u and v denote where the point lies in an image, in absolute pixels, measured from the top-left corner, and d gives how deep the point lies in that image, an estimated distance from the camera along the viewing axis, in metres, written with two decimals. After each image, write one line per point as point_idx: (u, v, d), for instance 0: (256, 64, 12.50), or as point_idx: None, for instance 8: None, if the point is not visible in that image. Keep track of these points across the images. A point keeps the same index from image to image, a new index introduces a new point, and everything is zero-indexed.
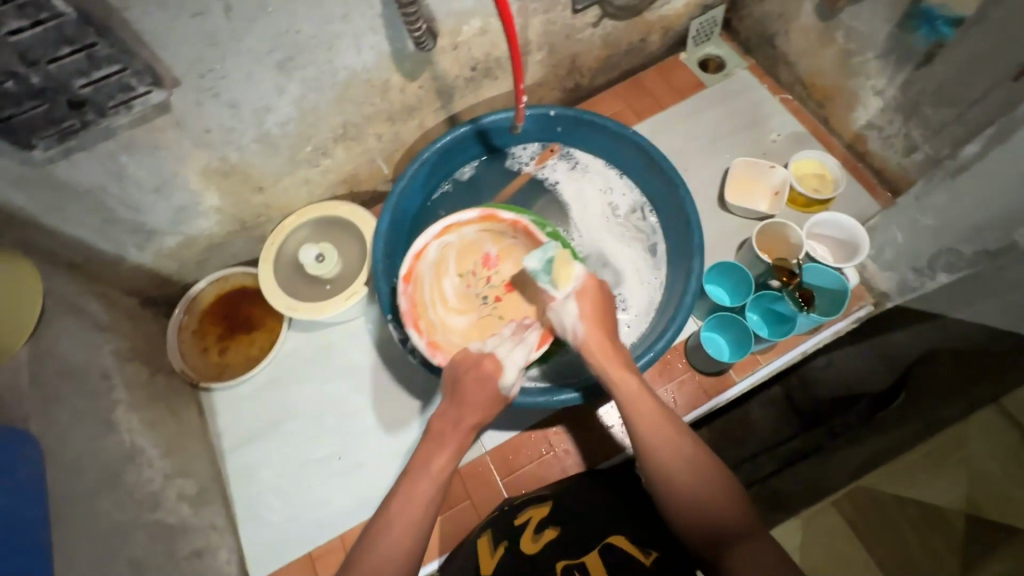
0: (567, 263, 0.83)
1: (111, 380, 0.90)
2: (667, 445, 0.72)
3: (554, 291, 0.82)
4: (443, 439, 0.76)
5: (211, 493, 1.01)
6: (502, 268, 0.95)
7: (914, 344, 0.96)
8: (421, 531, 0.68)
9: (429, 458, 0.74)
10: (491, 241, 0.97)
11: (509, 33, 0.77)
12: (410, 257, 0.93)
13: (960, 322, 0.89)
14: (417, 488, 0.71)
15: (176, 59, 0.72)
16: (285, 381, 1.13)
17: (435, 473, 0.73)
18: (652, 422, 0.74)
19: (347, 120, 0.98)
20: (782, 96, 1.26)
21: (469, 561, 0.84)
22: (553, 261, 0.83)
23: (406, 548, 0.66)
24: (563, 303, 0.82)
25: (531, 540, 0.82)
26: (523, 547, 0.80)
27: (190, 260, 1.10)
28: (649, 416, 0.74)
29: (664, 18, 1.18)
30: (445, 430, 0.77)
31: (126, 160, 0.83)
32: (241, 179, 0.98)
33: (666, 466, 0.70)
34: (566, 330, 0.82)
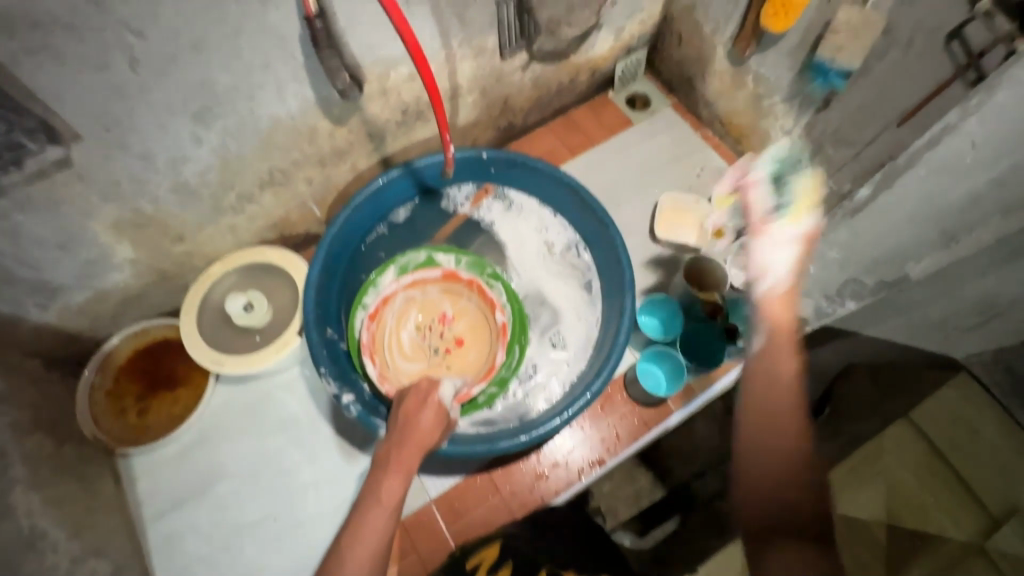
0: (805, 210, 0.81)
1: (7, 456, 0.82)
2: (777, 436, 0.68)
3: (778, 229, 0.80)
4: (388, 464, 0.73)
5: (129, 570, 0.92)
6: (457, 325, 0.99)
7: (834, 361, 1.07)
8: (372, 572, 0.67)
9: (376, 485, 0.72)
10: (450, 302, 1.01)
11: (430, 88, 0.78)
12: (378, 300, 0.98)
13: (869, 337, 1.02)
14: (368, 511, 0.69)
15: (77, 113, 0.68)
16: (212, 440, 1.06)
17: (383, 505, 0.70)
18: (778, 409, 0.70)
19: (273, 166, 0.95)
20: (704, 133, 1.34)
21: None
22: (799, 206, 0.83)
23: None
24: (775, 244, 0.79)
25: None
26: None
27: (103, 316, 1.02)
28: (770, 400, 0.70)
29: (591, 60, 1.23)
30: (391, 454, 0.74)
31: (23, 218, 0.76)
32: (158, 230, 0.93)
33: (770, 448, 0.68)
34: (763, 276, 0.80)
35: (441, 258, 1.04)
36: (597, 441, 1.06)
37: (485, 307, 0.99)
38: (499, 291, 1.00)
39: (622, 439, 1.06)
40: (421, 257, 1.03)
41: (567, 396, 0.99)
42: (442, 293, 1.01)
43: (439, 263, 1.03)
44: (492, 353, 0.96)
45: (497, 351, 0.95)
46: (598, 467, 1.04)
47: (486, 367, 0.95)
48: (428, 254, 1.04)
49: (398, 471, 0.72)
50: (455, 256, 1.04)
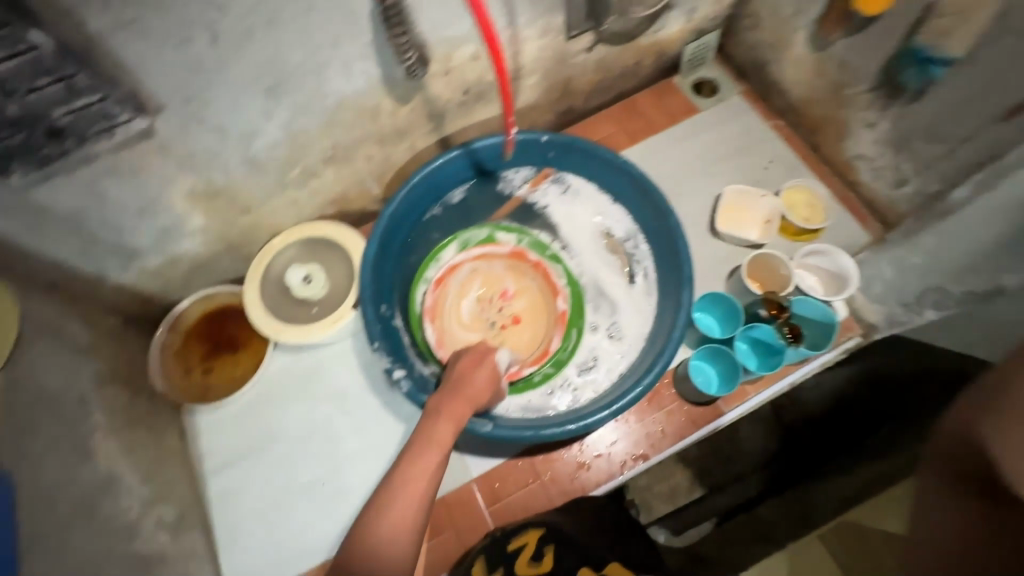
0: None
1: (89, 405, 0.89)
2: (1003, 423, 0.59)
3: None
4: (439, 411, 0.76)
5: (191, 518, 0.99)
6: (516, 303, 1.03)
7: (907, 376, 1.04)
8: (415, 522, 0.67)
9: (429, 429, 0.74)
10: (512, 279, 1.05)
11: (499, 70, 0.78)
12: (443, 267, 1.03)
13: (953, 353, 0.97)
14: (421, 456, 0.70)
15: (161, 86, 0.71)
16: (268, 404, 1.11)
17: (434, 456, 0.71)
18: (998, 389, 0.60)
19: (336, 143, 0.97)
20: (774, 123, 1.26)
21: None
22: None
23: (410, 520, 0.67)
24: None
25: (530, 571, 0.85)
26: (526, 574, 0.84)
27: (174, 280, 1.08)
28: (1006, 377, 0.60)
29: (659, 42, 1.18)
30: (443, 402, 0.77)
31: (110, 184, 0.81)
32: (228, 201, 0.97)
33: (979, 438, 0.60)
34: None
35: (503, 237, 1.07)
36: (643, 436, 1.04)
37: (547, 291, 1.03)
38: (561, 271, 1.02)
39: (667, 437, 1.04)
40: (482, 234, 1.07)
41: (615, 391, 0.98)
42: (506, 269, 1.05)
43: (500, 241, 1.07)
44: (546, 338, 1.00)
45: (552, 337, 0.99)
46: (640, 463, 1.03)
47: (539, 350, 0.98)
48: (490, 232, 1.08)
49: (450, 418, 0.75)
50: (516, 235, 1.07)
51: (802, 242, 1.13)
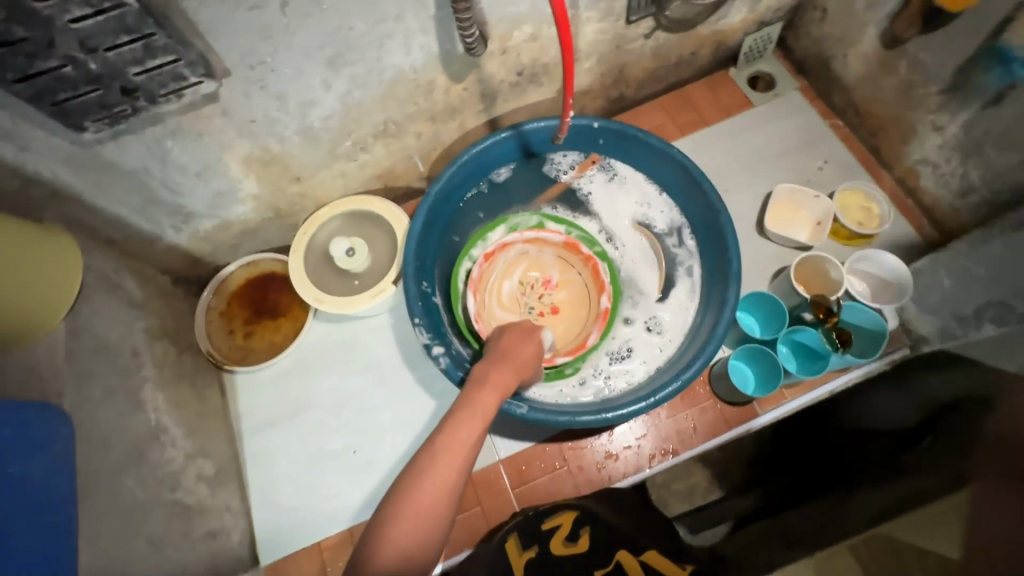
0: None
1: (141, 358, 0.93)
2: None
3: None
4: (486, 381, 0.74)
5: (227, 474, 1.03)
6: (558, 294, 1.04)
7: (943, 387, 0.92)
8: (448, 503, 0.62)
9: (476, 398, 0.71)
10: (558, 270, 1.05)
11: (566, 59, 0.78)
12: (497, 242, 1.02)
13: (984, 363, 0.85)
14: (466, 423, 0.67)
15: (229, 51, 0.72)
16: (305, 370, 1.14)
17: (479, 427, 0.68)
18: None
19: (389, 118, 0.97)
20: (833, 121, 1.22)
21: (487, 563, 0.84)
22: None
23: (447, 490, 0.63)
24: None
25: (565, 545, 0.82)
26: (563, 549, 0.82)
27: (224, 243, 1.11)
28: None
29: (719, 31, 1.15)
30: (490, 372, 0.75)
31: (172, 146, 0.84)
32: (280, 169, 0.98)
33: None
34: None
35: (552, 226, 1.05)
36: (675, 431, 1.05)
37: (592, 288, 1.02)
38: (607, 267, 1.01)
39: (699, 434, 1.05)
40: (532, 222, 1.06)
41: (651, 383, 0.97)
42: (555, 259, 1.05)
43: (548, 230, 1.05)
44: (584, 333, 0.99)
45: (590, 333, 0.97)
46: (669, 458, 1.04)
47: (575, 343, 0.97)
48: (541, 220, 1.06)
49: (499, 388, 0.74)
50: (566, 227, 1.05)
51: (853, 246, 1.10)
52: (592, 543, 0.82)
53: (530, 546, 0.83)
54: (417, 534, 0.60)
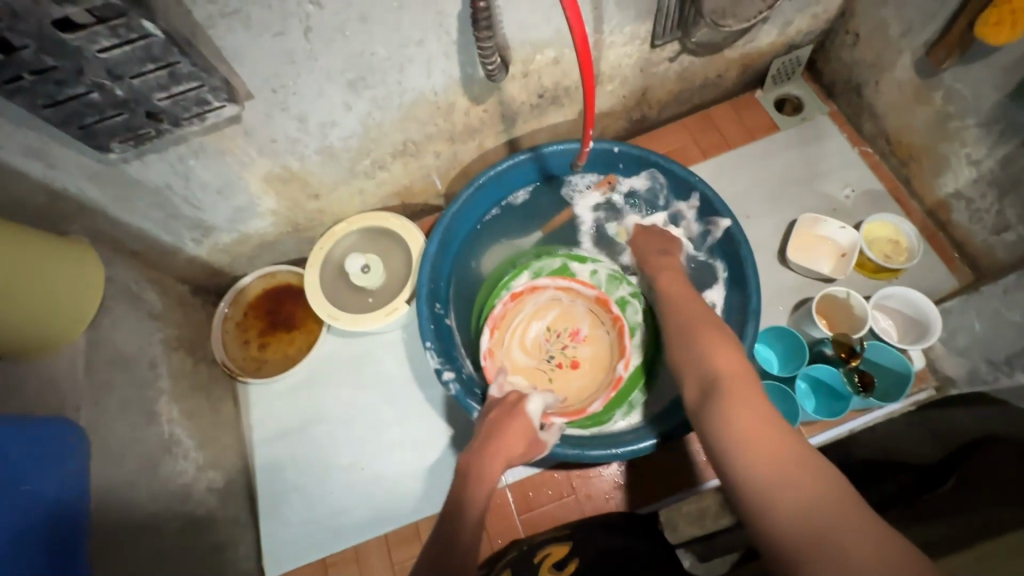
0: None
1: (158, 369, 0.94)
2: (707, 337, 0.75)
3: None
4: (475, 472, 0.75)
5: (236, 485, 1.04)
6: (582, 348, 1.02)
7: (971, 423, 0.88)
8: None
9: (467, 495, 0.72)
10: (588, 323, 1.04)
11: (587, 97, 0.76)
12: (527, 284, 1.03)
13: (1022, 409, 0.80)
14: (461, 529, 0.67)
15: (253, 74, 0.73)
16: (317, 383, 1.14)
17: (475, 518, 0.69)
18: (700, 332, 0.76)
19: (408, 138, 0.97)
20: (861, 149, 1.19)
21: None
22: None
23: None
24: None
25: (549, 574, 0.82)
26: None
27: (242, 255, 1.13)
28: (692, 321, 0.79)
29: (746, 54, 1.13)
30: (478, 458, 0.76)
31: (194, 164, 0.85)
32: (299, 186, 0.99)
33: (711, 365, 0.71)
34: None
35: (576, 267, 1.10)
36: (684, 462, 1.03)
37: (616, 351, 1.00)
38: (633, 309, 1.07)
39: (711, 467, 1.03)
40: (557, 265, 1.10)
41: (664, 419, 0.94)
42: (587, 312, 1.04)
43: (573, 271, 1.10)
44: (590, 398, 0.97)
45: (596, 401, 0.95)
46: (679, 491, 1.02)
47: (578, 406, 0.95)
48: (564, 262, 1.11)
49: (518, 445, 0.80)
50: (590, 267, 1.10)
51: (879, 280, 1.06)
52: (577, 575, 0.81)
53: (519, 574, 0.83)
54: None
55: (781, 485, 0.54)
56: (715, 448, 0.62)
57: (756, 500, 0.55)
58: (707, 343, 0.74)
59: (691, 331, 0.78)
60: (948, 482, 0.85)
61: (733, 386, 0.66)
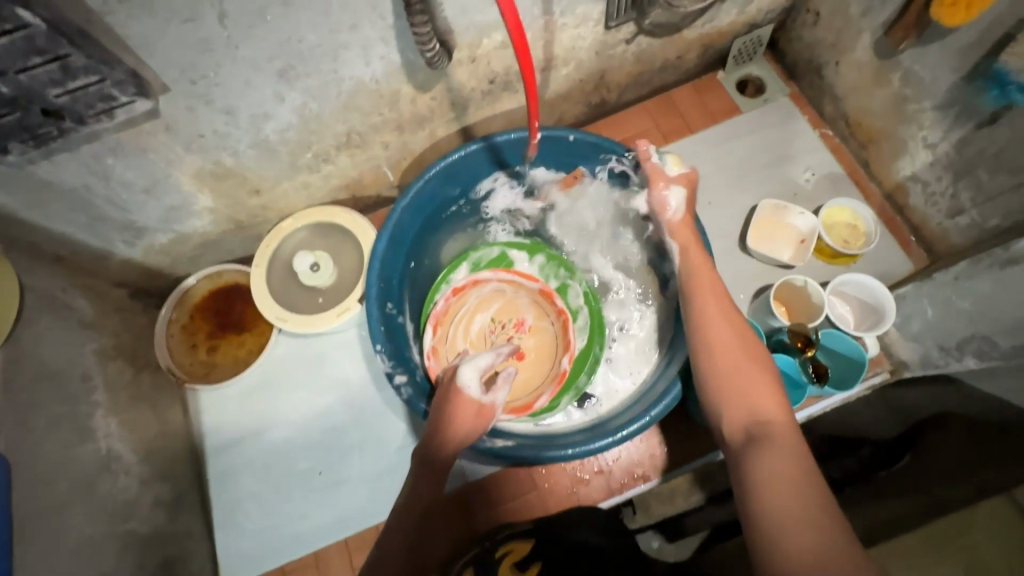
0: None
1: (92, 381, 0.89)
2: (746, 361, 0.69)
3: None
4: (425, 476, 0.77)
5: (187, 497, 1.00)
6: (527, 339, 1.00)
7: (925, 401, 0.91)
8: None
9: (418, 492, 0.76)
10: (532, 312, 1.01)
11: (529, 86, 0.72)
12: (469, 277, 1.00)
13: (975, 388, 0.83)
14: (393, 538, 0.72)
15: (165, 66, 0.66)
16: (271, 386, 1.10)
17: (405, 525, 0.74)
18: (742, 354, 0.70)
19: (351, 129, 0.92)
20: (822, 131, 1.17)
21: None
22: None
23: None
24: None
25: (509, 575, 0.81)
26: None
27: (183, 255, 1.07)
28: (731, 336, 0.72)
29: (706, 34, 1.09)
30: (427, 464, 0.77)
31: (113, 163, 0.78)
32: (237, 182, 0.93)
33: (750, 400, 0.66)
34: None
35: (514, 255, 1.07)
36: (648, 453, 1.03)
37: (561, 342, 0.98)
38: (574, 293, 1.05)
39: (672, 457, 1.03)
40: (493, 254, 1.06)
41: (623, 415, 0.92)
42: (530, 303, 1.01)
43: (511, 260, 1.07)
44: (536, 392, 0.95)
45: (542, 395, 0.94)
46: (640, 483, 1.01)
47: (524, 402, 0.94)
48: (502, 252, 1.07)
49: (470, 423, 0.79)
50: (528, 254, 1.07)
51: (837, 265, 1.06)
52: None
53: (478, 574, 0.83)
54: None
55: (804, 537, 0.51)
56: (744, 487, 0.58)
57: (773, 542, 0.52)
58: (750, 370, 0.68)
59: (730, 348, 0.71)
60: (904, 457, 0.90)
61: (776, 430, 0.61)
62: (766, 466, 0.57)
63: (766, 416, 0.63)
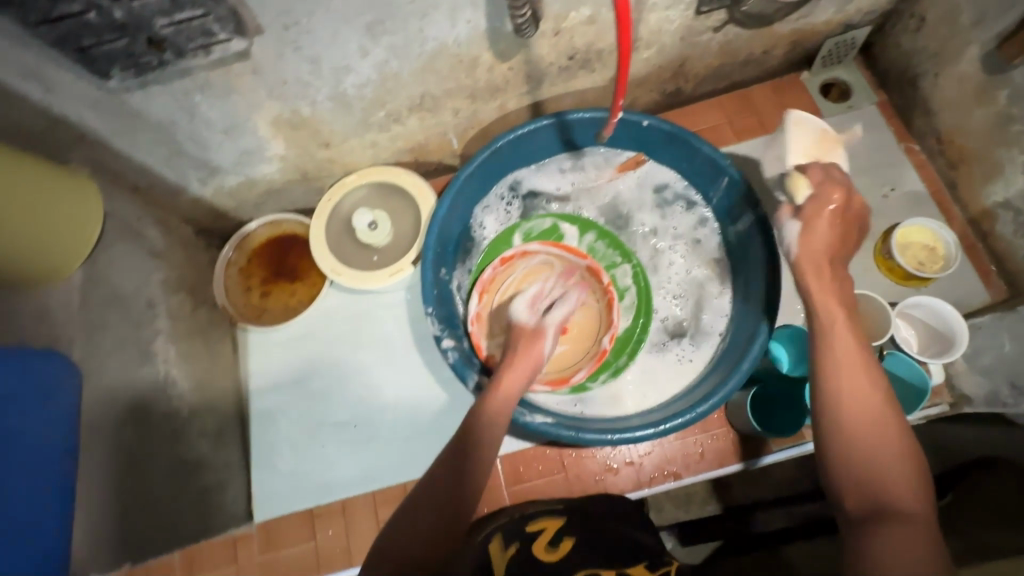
0: None
1: (156, 308, 0.93)
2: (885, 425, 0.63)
3: None
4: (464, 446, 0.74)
5: (229, 431, 1.04)
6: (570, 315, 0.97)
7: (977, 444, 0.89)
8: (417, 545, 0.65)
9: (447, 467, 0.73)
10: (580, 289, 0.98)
11: (622, 72, 0.70)
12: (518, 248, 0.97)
13: None
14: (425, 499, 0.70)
15: (263, 8, 0.68)
16: (317, 336, 1.13)
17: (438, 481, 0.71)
18: (881, 422, 0.63)
19: (426, 92, 0.92)
20: (908, 145, 1.11)
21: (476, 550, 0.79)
22: None
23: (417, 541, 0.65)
24: None
25: (543, 549, 0.77)
26: (540, 557, 0.75)
27: (248, 200, 1.10)
28: (866, 394, 0.65)
29: (799, 30, 1.04)
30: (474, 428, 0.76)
31: (200, 101, 0.81)
32: (309, 134, 0.95)
33: (882, 487, 0.59)
34: None
35: (565, 229, 1.05)
36: (682, 452, 1.01)
37: (604, 320, 0.95)
38: (624, 273, 1.02)
39: (706, 459, 1.00)
40: (546, 224, 1.06)
41: (665, 408, 0.91)
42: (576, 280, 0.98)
43: (563, 234, 1.05)
44: (574, 367, 0.93)
45: (579, 370, 0.91)
46: (670, 480, 1.00)
47: (560, 376, 0.92)
48: (554, 223, 1.06)
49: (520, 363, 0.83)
50: (580, 230, 1.05)
51: (908, 287, 1.02)
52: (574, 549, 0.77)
53: (512, 544, 0.79)
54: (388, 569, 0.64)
55: None
56: None
57: None
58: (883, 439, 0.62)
59: (864, 415, 0.64)
60: (946, 496, 0.90)
61: (906, 522, 0.56)
62: (897, 561, 0.53)
63: (897, 506, 0.58)
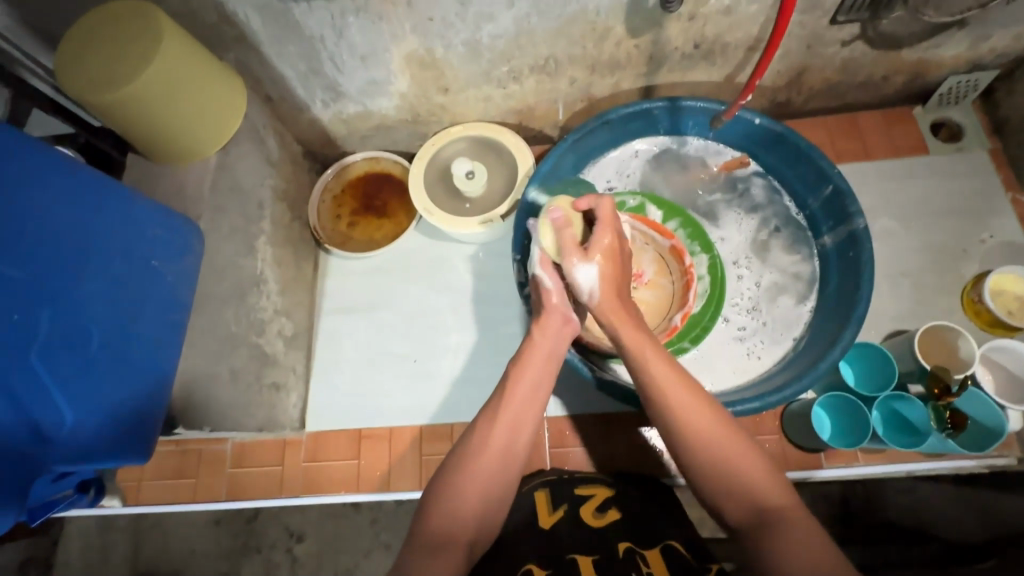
0: None
1: (265, 211, 1.00)
2: (733, 441, 0.67)
3: None
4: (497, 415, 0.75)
5: (300, 340, 1.11)
6: (644, 292, 1.01)
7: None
8: (482, 516, 0.69)
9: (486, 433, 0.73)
10: (650, 264, 1.02)
11: (771, 45, 0.73)
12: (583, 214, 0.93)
13: None
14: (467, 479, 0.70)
15: None
16: (392, 272, 1.18)
17: (492, 452, 0.72)
18: (718, 430, 0.68)
19: (552, 54, 0.96)
20: (1015, 195, 1.09)
21: (525, 504, 0.85)
22: None
23: (485, 513, 0.69)
24: None
25: (589, 515, 0.81)
26: (586, 521, 0.80)
27: (357, 132, 1.16)
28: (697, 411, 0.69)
29: (925, 60, 1.04)
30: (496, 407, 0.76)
31: (352, 23, 0.87)
32: (434, 76, 1.00)
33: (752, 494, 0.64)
34: None
35: (651, 210, 1.04)
36: None
37: (678, 300, 0.99)
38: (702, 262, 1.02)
39: None
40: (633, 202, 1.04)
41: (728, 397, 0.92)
42: (654, 258, 1.02)
43: (647, 213, 1.04)
44: None
45: None
46: None
47: None
48: (642, 202, 1.04)
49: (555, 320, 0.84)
50: (665, 215, 1.04)
51: (990, 334, 1.00)
52: (622, 518, 0.81)
53: (559, 506, 0.84)
54: (450, 530, 0.67)
55: None
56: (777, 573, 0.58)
57: None
58: (733, 445, 0.67)
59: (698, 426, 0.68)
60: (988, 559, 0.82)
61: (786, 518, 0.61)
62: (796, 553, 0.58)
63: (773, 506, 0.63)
